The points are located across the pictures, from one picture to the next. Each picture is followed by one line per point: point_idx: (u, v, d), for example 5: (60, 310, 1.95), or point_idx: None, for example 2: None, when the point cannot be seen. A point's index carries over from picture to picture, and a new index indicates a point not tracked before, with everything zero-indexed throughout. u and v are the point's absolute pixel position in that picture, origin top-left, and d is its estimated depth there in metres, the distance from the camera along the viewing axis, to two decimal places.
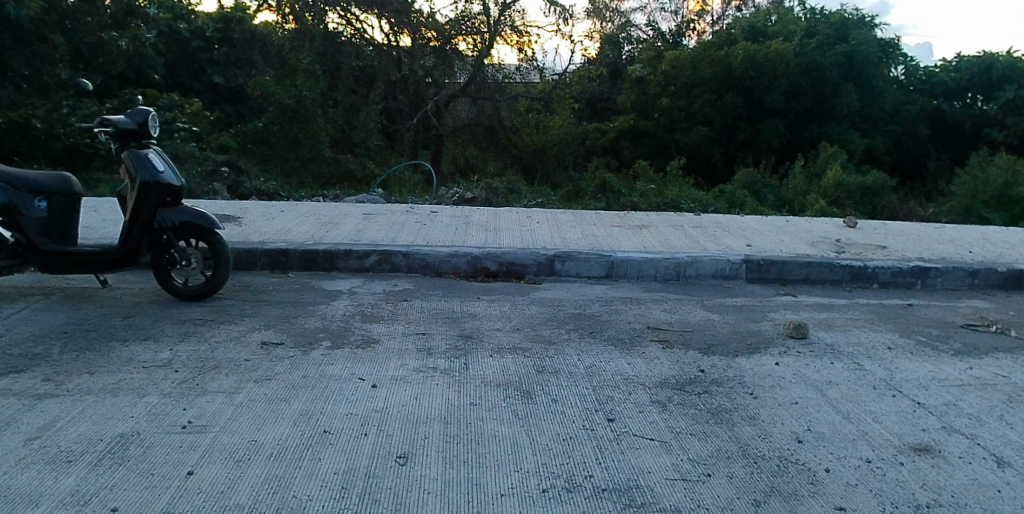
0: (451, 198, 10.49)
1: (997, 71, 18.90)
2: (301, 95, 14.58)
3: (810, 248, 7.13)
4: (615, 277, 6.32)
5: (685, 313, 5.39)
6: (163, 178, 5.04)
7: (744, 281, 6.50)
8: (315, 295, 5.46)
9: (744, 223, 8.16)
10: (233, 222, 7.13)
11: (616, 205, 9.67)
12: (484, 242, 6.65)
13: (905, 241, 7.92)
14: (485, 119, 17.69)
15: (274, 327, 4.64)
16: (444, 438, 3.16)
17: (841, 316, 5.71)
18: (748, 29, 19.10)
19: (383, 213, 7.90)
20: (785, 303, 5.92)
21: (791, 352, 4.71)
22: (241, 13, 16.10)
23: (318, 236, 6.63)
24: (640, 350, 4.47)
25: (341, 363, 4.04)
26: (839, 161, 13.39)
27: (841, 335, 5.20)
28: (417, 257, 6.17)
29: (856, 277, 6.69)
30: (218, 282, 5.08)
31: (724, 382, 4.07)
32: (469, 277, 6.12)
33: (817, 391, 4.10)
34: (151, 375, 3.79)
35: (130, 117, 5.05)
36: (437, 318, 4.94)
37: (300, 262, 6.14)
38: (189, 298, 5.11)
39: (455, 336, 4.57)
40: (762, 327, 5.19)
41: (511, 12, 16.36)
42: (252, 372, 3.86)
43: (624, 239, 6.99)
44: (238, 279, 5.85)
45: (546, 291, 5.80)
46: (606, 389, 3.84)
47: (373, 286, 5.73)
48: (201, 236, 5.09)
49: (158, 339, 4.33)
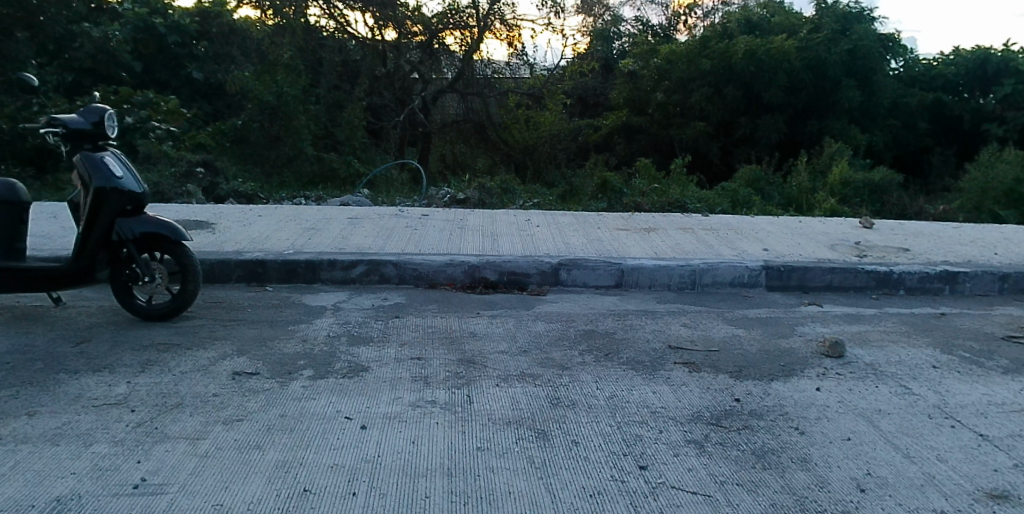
0: (443, 199, 9.98)
1: (993, 65, 18.45)
2: (282, 91, 14.08)
3: (830, 253, 6.66)
4: (626, 287, 5.81)
5: (706, 328, 4.88)
6: (122, 185, 4.45)
7: (764, 289, 6.01)
8: (296, 312, 4.90)
9: (755, 225, 7.69)
10: (207, 229, 6.54)
11: (619, 206, 9.16)
12: (481, 249, 6.11)
13: (926, 242, 7.46)
14: (474, 115, 17.07)
15: (248, 352, 4.07)
16: (448, 498, 2.57)
17: (875, 329, 5.21)
18: (744, 22, 18.60)
19: (370, 217, 7.35)
20: (811, 314, 5.44)
21: (830, 374, 4.23)
22: (219, 8, 15.50)
23: (299, 244, 6.07)
24: (664, 376, 3.96)
25: (324, 397, 3.49)
26: (844, 157, 12.96)
27: (880, 353, 4.71)
28: (409, 266, 5.62)
29: (881, 284, 6.22)
30: (187, 300, 4.50)
31: (765, 415, 3.56)
32: (468, 289, 5.59)
33: (869, 423, 3.59)
34: (102, 417, 3.19)
35: (84, 116, 4.45)
36: (433, 339, 4.40)
37: (280, 274, 5.57)
38: (152, 318, 4.54)
39: (455, 360, 4.03)
40: (792, 344, 4.70)
41: (502, 5, 15.73)
42: (221, 411, 3.28)
43: (632, 244, 6.48)
44: (209, 293, 5.27)
45: (552, 305, 5.28)
46: (633, 427, 3.30)
47: (360, 301, 5.18)
48: (167, 249, 4.52)
49: (112, 370, 3.74)
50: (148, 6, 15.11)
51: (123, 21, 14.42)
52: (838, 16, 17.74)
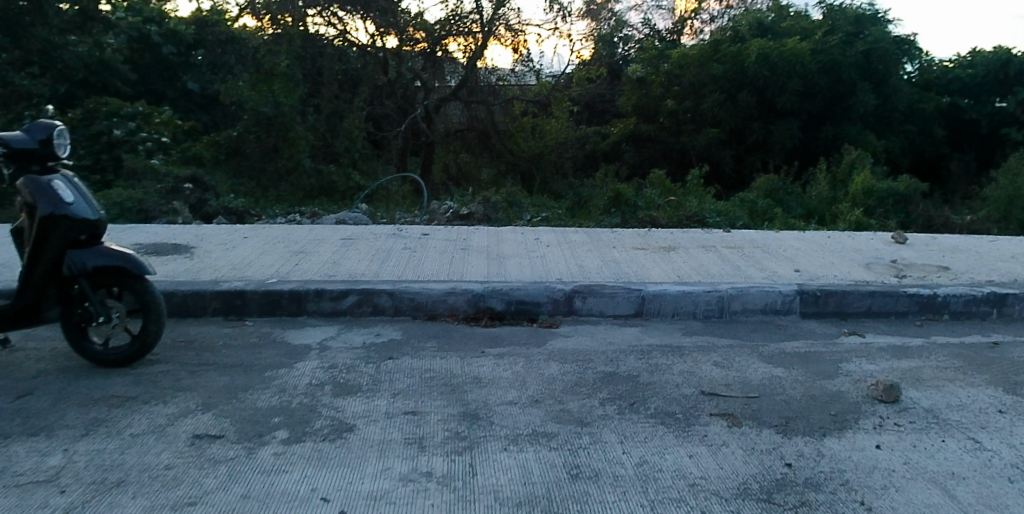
0: (445, 213, 9.42)
1: (1015, 66, 17.58)
2: (278, 101, 13.57)
3: (867, 273, 6.06)
4: (647, 316, 5.24)
5: (742, 367, 4.28)
6: (75, 212, 3.93)
7: (798, 316, 5.42)
8: (275, 353, 4.34)
9: (782, 241, 7.12)
10: (185, 254, 6.01)
11: (633, 221, 8.56)
12: (486, 274, 5.54)
13: (967, 258, 6.83)
14: (478, 124, 16.54)
15: (215, 408, 3.55)
16: None
17: (928, 365, 4.56)
18: (757, 25, 18.08)
19: (365, 237, 6.80)
20: (855, 347, 4.82)
21: (889, 425, 3.63)
22: (217, 16, 15.17)
23: (284, 270, 5.53)
24: (699, 433, 3.37)
25: (298, 470, 2.91)
26: (865, 164, 12.33)
27: (938, 395, 4.05)
28: (405, 296, 5.06)
29: (926, 308, 5.59)
30: (147, 343, 4.00)
31: (824, 485, 2.96)
32: (471, 321, 5.02)
33: (945, 492, 2.97)
34: (25, 498, 2.63)
35: (29, 133, 3.88)
36: (430, 387, 3.82)
37: (261, 306, 5.03)
38: (109, 363, 4.04)
39: (456, 416, 3.45)
40: (840, 386, 4.09)
41: (506, 10, 15.22)
42: (173, 490, 2.71)
43: (651, 267, 5.92)
44: (181, 331, 4.73)
45: (566, 339, 4.70)
46: (667, 507, 2.69)
47: (350, 338, 4.62)
48: (126, 284, 4.01)
49: (50, 434, 3.22)
50: (143, 14, 14.91)
51: (117, 31, 14.08)
52: (853, 17, 17.13)
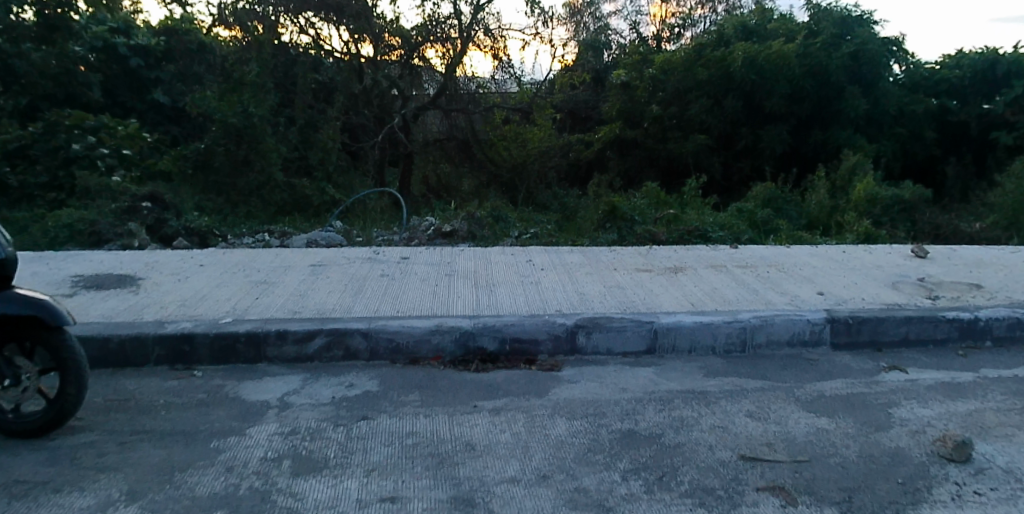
0: (427, 230, 8.81)
1: (1002, 68, 17.31)
2: (248, 112, 12.78)
3: (897, 295, 5.47)
4: (660, 353, 4.59)
5: (782, 419, 3.64)
6: None
7: (829, 347, 4.81)
8: (226, 414, 3.62)
9: (795, 258, 6.55)
10: (132, 288, 5.27)
11: (632, 237, 7.96)
12: (475, 306, 4.87)
13: (996, 273, 6.27)
14: (459, 132, 15.88)
15: (143, 497, 2.78)
16: None
17: (987, 408, 3.94)
18: (741, 28, 17.62)
19: (338, 262, 6.10)
20: (901, 387, 4.20)
21: (969, 496, 2.93)
22: (187, 24, 14.50)
23: (243, 306, 4.81)
24: None
25: None
26: (866, 170, 11.90)
27: (1015, 449, 3.41)
28: (383, 337, 4.37)
29: (967, 335, 5.00)
30: (66, 410, 3.27)
31: None
32: (459, 365, 4.33)
33: None
34: None
35: None
36: (413, 459, 3.12)
37: (213, 352, 4.31)
38: (19, 434, 3.31)
39: (445, 502, 2.74)
40: (898, 441, 3.45)
41: (486, 14, 14.54)
42: None
43: (661, 292, 5.30)
44: (116, 386, 3.98)
45: (570, 386, 4.04)
46: None
47: (317, 391, 3.92)
48: (40, 337, 3.29)
49: None
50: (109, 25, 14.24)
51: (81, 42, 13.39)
52: (837, 19, 16.61)
